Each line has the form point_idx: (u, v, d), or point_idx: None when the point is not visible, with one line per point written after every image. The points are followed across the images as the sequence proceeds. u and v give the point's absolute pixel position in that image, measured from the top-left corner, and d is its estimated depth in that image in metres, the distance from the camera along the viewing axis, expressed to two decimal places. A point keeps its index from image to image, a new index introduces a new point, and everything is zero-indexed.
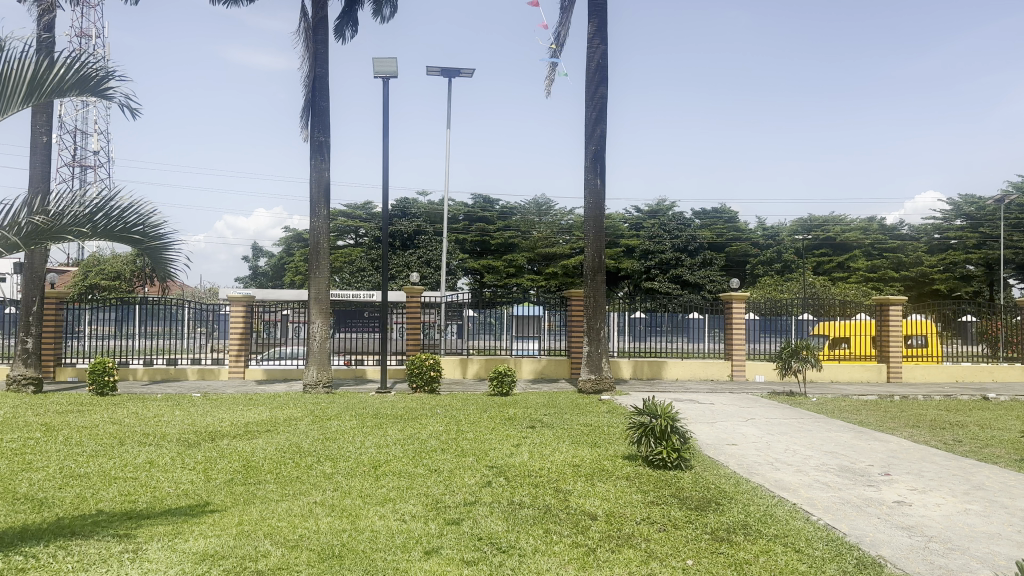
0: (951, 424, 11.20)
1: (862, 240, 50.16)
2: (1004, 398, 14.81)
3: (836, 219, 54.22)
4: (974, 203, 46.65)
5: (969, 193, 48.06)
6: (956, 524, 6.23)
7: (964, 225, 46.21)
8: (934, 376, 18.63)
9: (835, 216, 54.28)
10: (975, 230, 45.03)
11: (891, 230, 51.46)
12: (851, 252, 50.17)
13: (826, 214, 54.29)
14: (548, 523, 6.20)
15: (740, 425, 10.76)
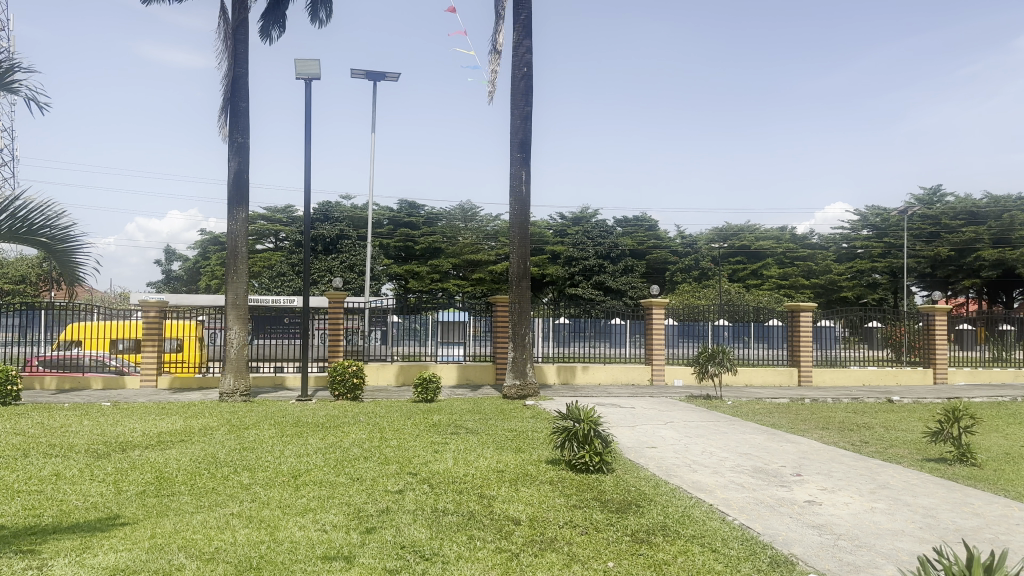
0: (859, 426, 11.74)
1: (775, 249, 52.27)
2: (907, 400, 15.69)
3: (752, 229, 56.21)
4: (880, 214, 48.99)
5: (876, 205, 50.34)
6: (864, 522, 6.53)
7: (870, 235, 48.45)
8: (842, 380, 19.51)
9: (751, 225, 56.38)
10: (880, 240, 47.08)
11: (802, 239, 53.71)
12: (764, 260, 52.16)
13: (742, 223, 56.39)
14: (471, 530, 6.18)
15: (659, 429, 10.99)
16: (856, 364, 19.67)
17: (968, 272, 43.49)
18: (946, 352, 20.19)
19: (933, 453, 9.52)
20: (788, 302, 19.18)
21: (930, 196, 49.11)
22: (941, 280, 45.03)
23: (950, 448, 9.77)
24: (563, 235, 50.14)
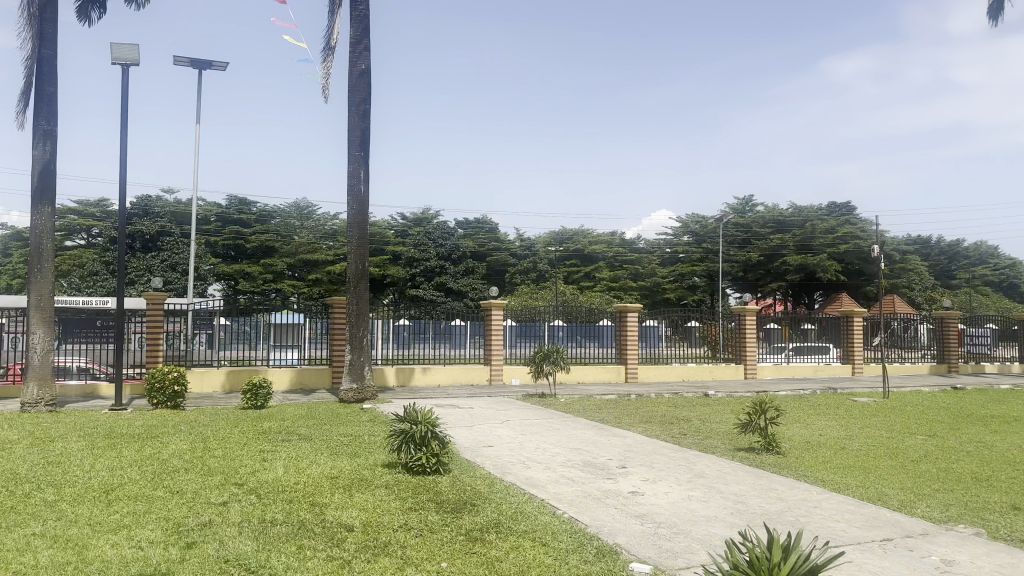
0: (678, 419, 12.52)
1: (606, 252, 54.80)
2: (722, 394, 16.94)
3: (585, 233, 58.54)
4: (699, 221, 52.57)
5: (695, 214, 53.65)
6: (681, 510, 6.96)
7: (692, 240, 51.82)
8: (666, 375, 20.76)
9: (584, 229, 58.71)
10: (700, 245, 50.55)
11: (631, 243, 56.70)
12: (596, 263, 54.49)
13: (576, 227, 58.57)
14: (302, 539, 5.97)
15: (496, 428, 11.16)
16: (679, 361, 20.99)
17: (775, 275, 47.71)
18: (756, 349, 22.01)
19: (742, 442, 10.31)
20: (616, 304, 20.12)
21: (742, 205, 53.36)
22: (752, 282, 49.03)
23: (757, 437, 10.64)
24: (403, 236, 49.89)
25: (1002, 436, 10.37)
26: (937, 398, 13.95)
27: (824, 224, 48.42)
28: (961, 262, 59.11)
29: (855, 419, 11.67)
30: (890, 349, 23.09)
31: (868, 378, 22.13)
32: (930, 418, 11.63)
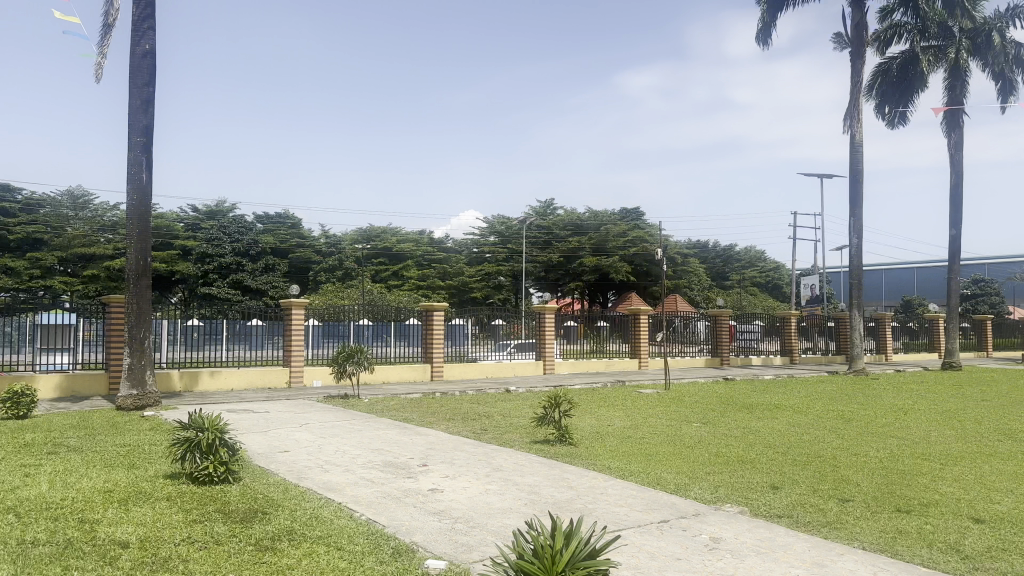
0: (479, 415, 12.79)
1: (413, 251, 54.95)
2: (522, 389, 17.55)
3: (393, 231, 58.27)
4: (504, 222, 54.08)
5: (500, 216, 55.01)
6: (478, 504, 7.10)
7: (496, 241, 53.16)
8: (470, 373, 21.15)
9: (392, 227, 58.40)
10: (504, 246, 52.02)
11: (438, 242, 57.32)
12: (404, 262, 54.44)
13: (383, 225, 58.11)
14: (66, 560, 5.40)
15: (293, 431, 10.78)
16: (482, 358, 21.43)
17: (572, 276, 50.31)
18: (554, 345, 22.93)
19: (539, 435, 10.72)
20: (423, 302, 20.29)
21: (544, 208, 55.66)
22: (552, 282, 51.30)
23: (552, 429, 11.11)
24: (195, 231, 46.88)
25: (762, 420, 11.61)
26: (710, 388, 15.35)
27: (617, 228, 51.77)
28: (733, 265, 65.64)
29: (640, 410, 12.53)
30: (672, 344, 24.88)
31: (653, 371, 23.85)
32: (704, 406, 12.76)
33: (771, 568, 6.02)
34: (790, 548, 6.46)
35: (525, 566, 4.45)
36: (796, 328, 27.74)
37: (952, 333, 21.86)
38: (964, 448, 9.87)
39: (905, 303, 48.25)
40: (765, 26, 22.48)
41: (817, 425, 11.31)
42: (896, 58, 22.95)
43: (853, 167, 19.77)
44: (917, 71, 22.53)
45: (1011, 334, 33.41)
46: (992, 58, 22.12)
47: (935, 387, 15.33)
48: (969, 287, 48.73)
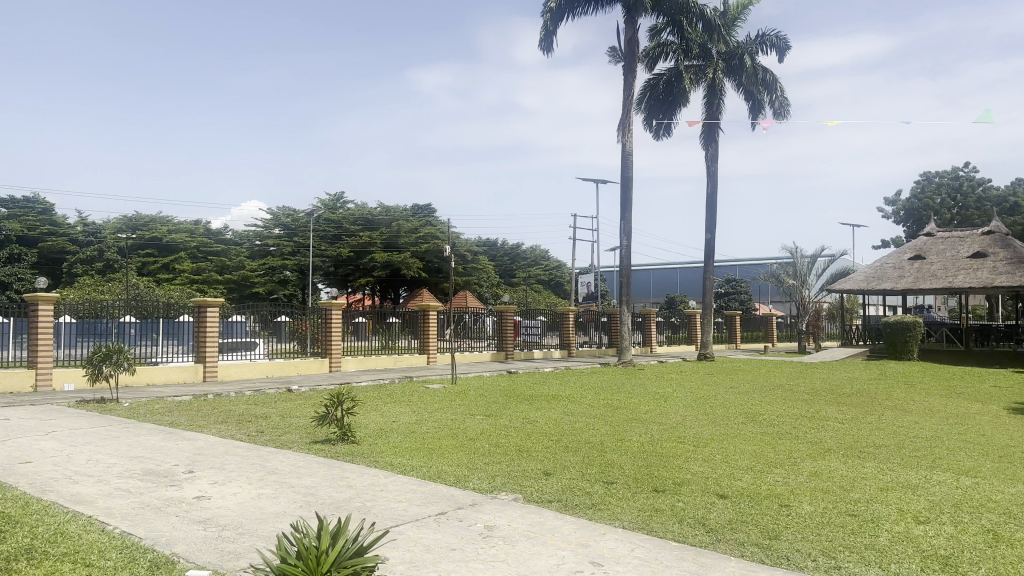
0: (256, 417, 12.26)
1: (189, 242, 51.72)
2: (304, 388, 17.07)
3: (165, 220, 54.23)
4: (290, 215, 52.27)
5: (287, 207, 53.31)
6: (248, 509, 6.82)
7: (282, 234, 51.19)
8: (248, 372, 20.05)
9: (164, 216, 54.32)
10: (290, 239, 50.26)
11: (217, 234, 54.29)
12: (177, 254, 51.09)
13: (155, 214, 54.00)
14: None
15: (36, 441, 9.67)
16: (263, 357, 20.53)
17: (362, 272, 49.74)
18: (340, 341, 22.42)
19: (319, 435, 10.49)
20: (195, 299, 19.13)
21: (333, 201, 54.62)
22: (341, 278, 50.36)
23: (333, 429, 10.92)
24: None
25: (541, 410, 12.21)
26: (494, 382, 15.88)
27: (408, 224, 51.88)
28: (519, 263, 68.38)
29: (425, 405, 12.67)
30: (460, 340, 25.47)
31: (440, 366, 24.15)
32: (487, 400, 13.19)
33: (540, 551, 6.38)
34: (556, 531, 6.87)
35: (285, 569, 4.36)
36: (574, 323, 29.27)
37: (708, 327, 24.36)
38: (712, 430, 11.05)
39: (671, 300, 53.03)
40: (547, 35, 23.58)
41: (590, 413, 12.10)
42: (664, 74, 25.02)
43: (626, 174, 21.33)
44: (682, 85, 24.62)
45: (755, 327, 37.87)
46: (745, 78, 24.59)
47: (692, 376, 17.00)
48: (723, 285, 54.61)
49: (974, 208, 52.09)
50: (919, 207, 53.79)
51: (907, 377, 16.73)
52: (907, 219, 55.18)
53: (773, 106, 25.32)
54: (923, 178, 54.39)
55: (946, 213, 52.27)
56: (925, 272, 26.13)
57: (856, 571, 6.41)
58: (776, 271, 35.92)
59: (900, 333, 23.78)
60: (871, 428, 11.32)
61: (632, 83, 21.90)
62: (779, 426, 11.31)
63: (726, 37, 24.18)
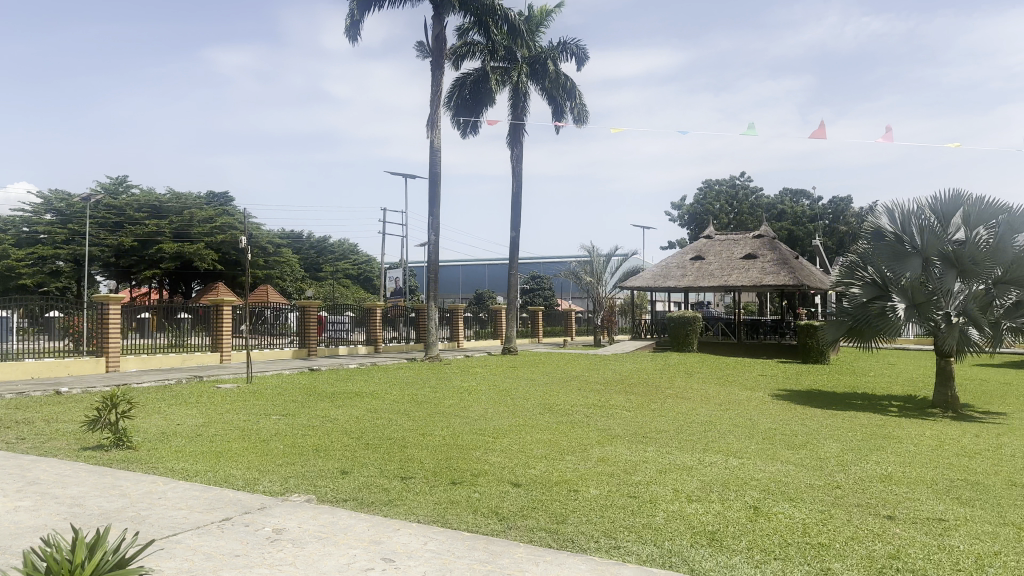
0: (17, 422, 10.97)
1: None
2: (76, 390, 15.52)
3: None
4: (63, 199, 47.40)
5: (60, 191, 48.53)
6: (2, 524, 6.07)
7: (53, 220, 46.18)
8: (6, 373, 17.93)
9: None
10: (63, 226, 45.57)
11: None
12: None
13: None
14: None
15: None
16: (31, 357, 18.55)
17: (149, 264, 45.95)
18: (119, 338, 20.56)
19: (91, 441, 9.58)
20: None
21: (117, 186, 50.35)
22: (123, 269, 46.21)
23: (108, 433, 10.01)
24: None
25: (342, 408, 11.98)
26: (294, 380, 15.35)
27: (202, 213, 48.68)
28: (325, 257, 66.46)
29: (216, 406, 11.98)
30: (258, 337, 24.35)
31: (235, 364, 22.90)
32: (285, 399, 12.71)
33: (331, 551, 6.24)
34: (349, 530, 6.76)
35: None
36: (381, 319, 28.77)
37: (511, 322, 25.08)
38: (511, 422, 11.41)
39: (478, 296, 54.00)
40: (354, 25, 23.12)
41: (392, 409, 12.06)
42: (471, 73, 25.42)
43: (433, 170, 21.42)
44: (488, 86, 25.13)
45: (556, 322, 39.55)
46: (548, 82, 25.62)
47: (496, 370, 17.44)
48: (528, 282, 56.48)
49: (744, 215, 57.60)
50: (701, 212, 58.74)
51: (688, 368, 18.22)
52: (691, 223, 60.08)
53: (573, 112, 26.53)
54: (704, 186, 59.60)
55: (720, 220, 57.27)
56: (704, 271, 28.63)
57: (633, 549, 6.88)
58: (576, 269, 37.70)
59: (681, 327, 25.86)
60: (654, 415, 12.21)
61: (440, 80, 22.07)
62: (573, 416, 11.89)
63: (530, 41, 25.00)
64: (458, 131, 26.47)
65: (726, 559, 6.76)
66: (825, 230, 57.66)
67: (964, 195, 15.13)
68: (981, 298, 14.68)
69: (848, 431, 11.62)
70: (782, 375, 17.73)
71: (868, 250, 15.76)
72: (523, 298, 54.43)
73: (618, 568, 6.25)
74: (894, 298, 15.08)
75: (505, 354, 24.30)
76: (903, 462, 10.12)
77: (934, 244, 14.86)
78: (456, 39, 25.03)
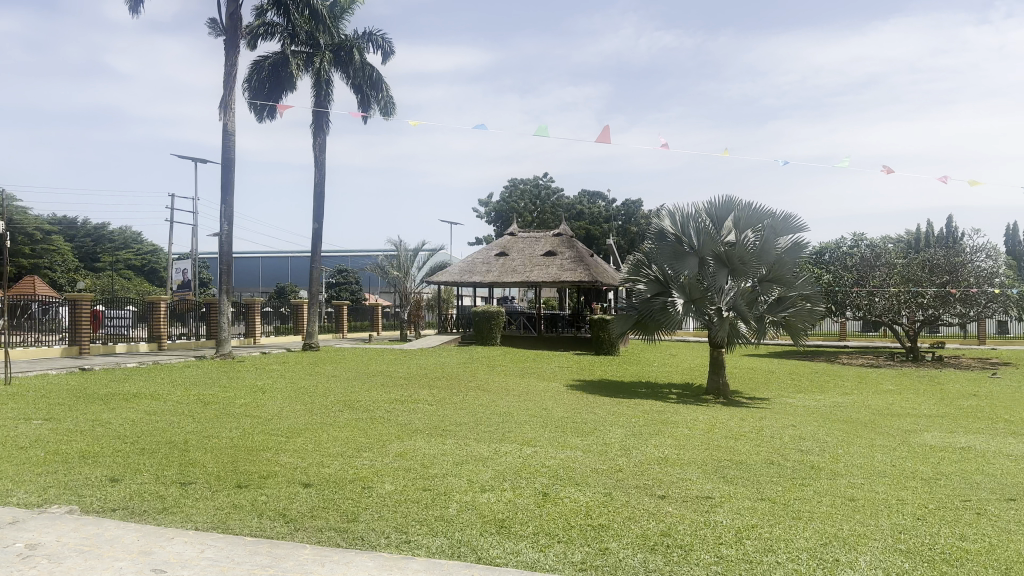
0: None
1: None
2: None
3: None
4: None
5: None
6: None
7: None
8: None
9: None
10: None
11: None
12: None
13: None
14: None
15: None
16: None
17: None
18: None
19: None
20: None
21: None
22: None
23: None
24: None
25: (118, 411, 11.05)
26: (63, 380, 13.93)
27: None
28: (105, 245, 60.68)
29: None
30: (20, 334, 21.80)
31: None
32: (49, 401, 11.51)
33: (92, 565, 5.73)
34: (116, 542, 6.24)
35: None
36: (167, 314, 26.69)
37: (311, 316, 24.36)
38: (307, 420, 11.10)
39: (280, 289, 52.00)
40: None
41: (176, 411, 11.30)
42: (269, 56, 24.39)
43: (226, 155, 20.30)
44: (288, 70, 24.18)
45: (362, 317, 39.06)
46: (352, 71, 25.20)
47: (293, 367, 16.88)
48: (334, 275, 55.22)
49: (546, 213, 60.23)
50: (506, 209, 60.47)
51: (490, 361, 18.67)
52: (496, 220, 61.68)
53: (379, 103, 26.17)
54: (510, 184, 61.45)
55: (524, 217, 59.41)
56: (508, 267, 29.48)
57: (424, 542, 6.92)
58: (382, 263, 37.38)
59: (485, 321, 26.46)
60: (454, 408, 12.40)
61: (234, 61, 20.93)
62: (372, 412, 11.79)
63: (333, 28, 24.41)
64: (254, 114, 25.24)
65: (513, 545, 6.98)
66: (618, 230, 61.75)
67: (734, 202, 16.73)
68: (747, 295, 16.34)
69: (632, 418, 12.48)
70: (578, 367, 18.70)
71: (653, 250, 17.00)
72: (328, 292, 53.17)
73: (405, 562, 6.25)
74: (674, 294, 16.41)
75: (305, 350, 23.57)
76: (678, 445, 11.03)
77: (709, 246, 16.33)
78: (253, 18, 23.87)
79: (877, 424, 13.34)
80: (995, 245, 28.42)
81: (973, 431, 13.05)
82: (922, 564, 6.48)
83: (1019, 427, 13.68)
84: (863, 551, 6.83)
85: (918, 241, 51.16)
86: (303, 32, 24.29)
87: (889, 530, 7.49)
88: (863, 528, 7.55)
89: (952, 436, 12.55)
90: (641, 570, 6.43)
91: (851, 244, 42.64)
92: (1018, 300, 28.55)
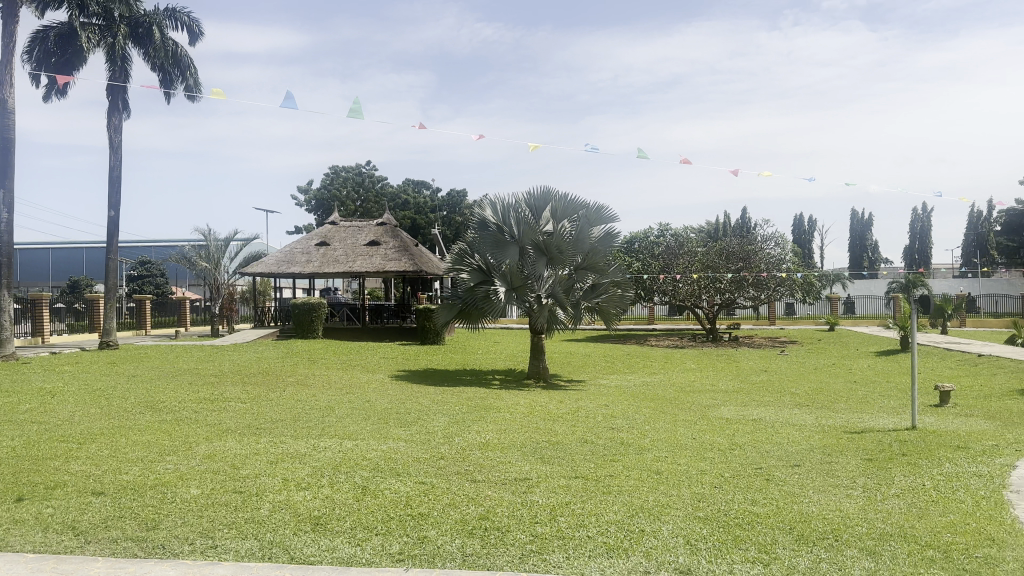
0: None
1: None
2: None
3: None
4: None
5: None
6: None
7: None
8: None
9: None
10: None
11: None
12: None
13: None
14: None
15: None
16: None
17: None
18: None
19: None
20: None
21: None
22: None
23: None
24: None
25: None
26: None
27: None
28: None
29: None
30: None
31: None
32: None
33: None
34: None
35: None
36: None
37: (107, 312, 22.35)
38: (103, 425, 10.24)
39: (72, 283, 47.45)
40: None
41: None
42: (55, 26, 21.99)
43: (4, 134, 18.16)
44: (78, 43, 21.98)
45: (169, 313, 36.53)
46: (153, 49, 23.41)
47: (86, 367, 15.46)
48: (136, 268, 51.18)
49: (370, 202, 59.41)
50: (328, 197, 58.87)
51: (312, 355, 18.12)
52: (317, 208, 59.88)
53: (186, 82, 24.52)
54: (332, 172, 59.84)
55: (347, 206, 58.23)
56: (330, 258, 28.73)
57: (232, 546, 6.57)
58: (189, 254, 35.02)
59: (306, 313, 25.65)
60: (269, 405, 11.92)
61: (12, 30, 18.74)
62: (179, 413, 11.08)
63: None
64: (41, 92, 22.78)
65: (328, 542, 6.81)
66: (443, 220, 62.16)
67: (552, 193, 17.25)
68: (565, 282, 17.05)
69: (455, 406, 12.62)
70: (402, 357, 18.61)
71: (475, 239, 17.21)
72: (130, 286, 49.28)
73: (210, 568, 5.91)
74: (496, 283, 16.71)
75: (102, 349, 21.71)
76: (499, 429, 11.30)
77: (529, 235, 16.82)
78: None
79: (682, 401, 14.41)
80: (782, 235, 31.55)
81: (762, 404, 14.44)
82: (717, 528, 7.05)
83: (801, 398, 15.31)
84: (667, 520, 7.31)
85: (716, 232, 55.88)
86: (95, 3, 22.17)
87: (689, 499, 8.09)
88: (666, 498, 8.11)
89: (745, 409, 13.80)
90: (457, 556, 6.48)
91: (658, 234, 45.64)
92: (800, 285, 31.83)
